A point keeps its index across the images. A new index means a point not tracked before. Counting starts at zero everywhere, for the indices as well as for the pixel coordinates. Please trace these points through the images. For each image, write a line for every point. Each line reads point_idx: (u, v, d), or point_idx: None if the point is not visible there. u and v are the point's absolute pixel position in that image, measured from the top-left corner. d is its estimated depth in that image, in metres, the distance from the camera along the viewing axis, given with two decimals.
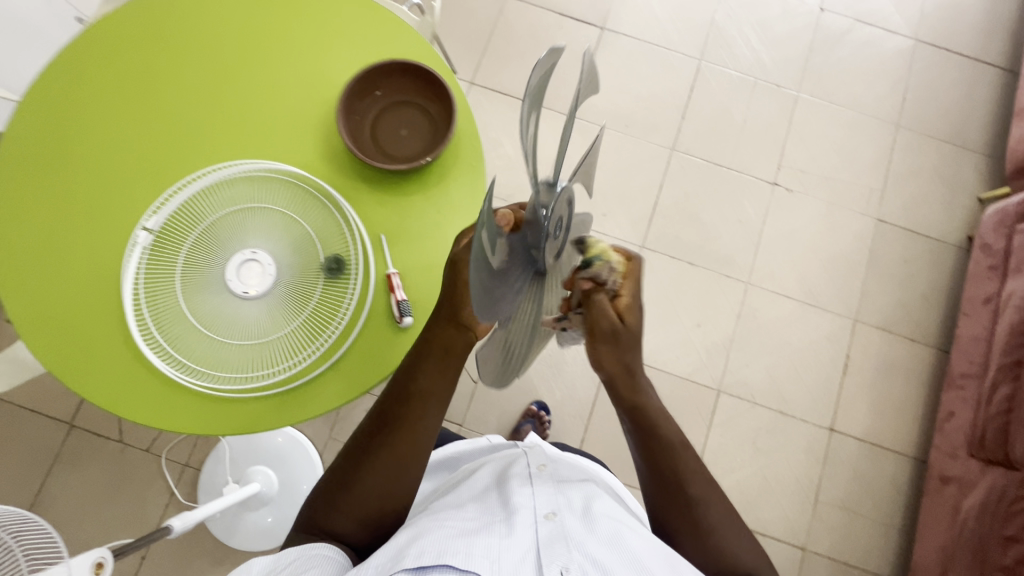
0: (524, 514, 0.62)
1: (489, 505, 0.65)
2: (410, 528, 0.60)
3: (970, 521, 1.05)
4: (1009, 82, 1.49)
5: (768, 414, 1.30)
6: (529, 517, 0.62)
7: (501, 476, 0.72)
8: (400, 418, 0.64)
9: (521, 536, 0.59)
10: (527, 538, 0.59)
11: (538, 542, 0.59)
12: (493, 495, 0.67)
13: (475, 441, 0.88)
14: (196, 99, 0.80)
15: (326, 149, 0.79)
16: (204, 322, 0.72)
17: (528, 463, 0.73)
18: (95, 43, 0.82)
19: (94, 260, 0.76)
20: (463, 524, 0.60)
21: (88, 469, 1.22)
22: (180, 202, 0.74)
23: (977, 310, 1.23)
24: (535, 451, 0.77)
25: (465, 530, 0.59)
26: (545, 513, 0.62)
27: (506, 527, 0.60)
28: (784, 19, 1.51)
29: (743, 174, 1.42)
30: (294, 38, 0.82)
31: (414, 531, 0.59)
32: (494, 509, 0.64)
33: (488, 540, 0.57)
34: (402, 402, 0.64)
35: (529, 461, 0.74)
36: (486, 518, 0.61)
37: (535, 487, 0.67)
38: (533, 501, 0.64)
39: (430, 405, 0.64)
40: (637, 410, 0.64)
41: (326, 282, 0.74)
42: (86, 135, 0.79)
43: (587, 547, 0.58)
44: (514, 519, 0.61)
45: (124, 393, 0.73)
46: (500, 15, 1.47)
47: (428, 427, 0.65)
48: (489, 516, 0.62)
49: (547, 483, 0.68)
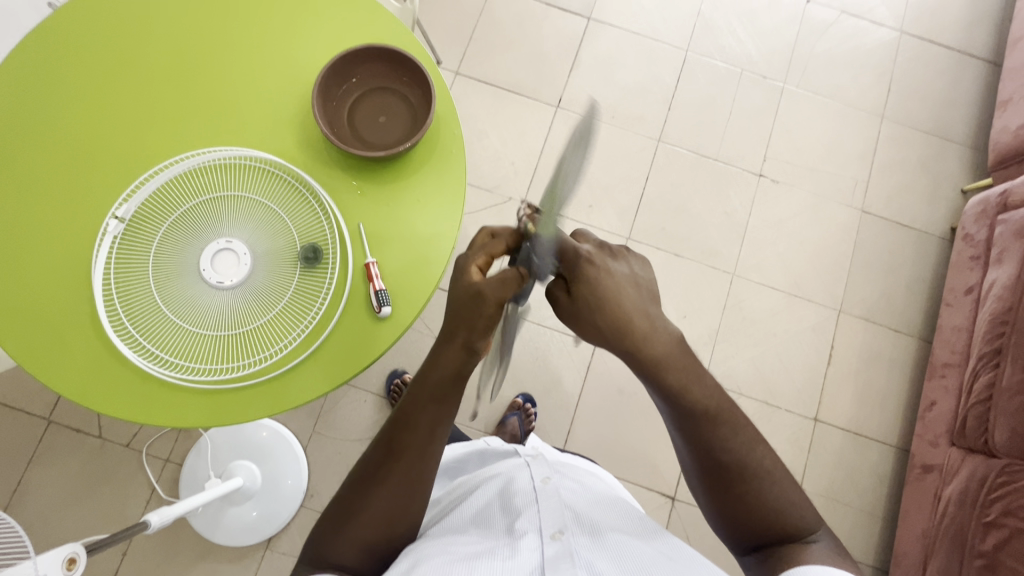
0: (531, 537, 0.63)
1: (496, 531, 0.66)
2: (412, 555, 0.61)
3: (952, 507, 1.06)
4: (992, 74, 1.50)
5: (754, 404, 1.31)
6: (535, 539, 0.63)
7: (506, 494, 0.73)
8: (405, 444, 0.63)
9: (526, 556, 0.59)
10: (531, 558, 0.60)
11: (543, 560, 0.59)
12: (501, 519, 0.68)
13: (474, 445, 0.94)
14: (168, 84, 0.78)
15: (303, 137, 0.78)
16: (178, 312, 0.71)
17: (532, 480, 0.74)
18: (61, 26, 0.79)
19: (63, 249, 0.74)
20: (469, 550, 0.61)
21: (66, 465, 1.20)
22: (152, 190, 0.73)
23: (959, 300, 1.24)
24: (538, 464, 0.79)
25: (471, 554, 0.60)
26: (551, 532, 0.63)
27: (511, 548, 0.61)
28: (771, 10, 1.50)
29: (729, 166, 1.42)
30: (269, 24, 0.80)
31: (417, 558, 0.60)
32: (499, 534, 0.65)
33: (492, 563, 0.58)
34: (408, 428, 0.63)
35: (532, 476, 0.76)
36: (492, 543, 0.63)
37: (541, 507, 0.68)
38: (538, 522, 0.65)
39: (437, 430, 0.63)
40: (655, 378, 0.60)
41: (303, 271, 0.73)
42: (54, 120, 0.77)
43: (593, 563, 0.59)
44: (519, 542, 0.62)
45: (95, 386, 0.71)
46: (485, 4, 1.46)
47: (433, 451, 0.64)
48: (494, 542, 0.63)
49: (552, 501, 0.69)
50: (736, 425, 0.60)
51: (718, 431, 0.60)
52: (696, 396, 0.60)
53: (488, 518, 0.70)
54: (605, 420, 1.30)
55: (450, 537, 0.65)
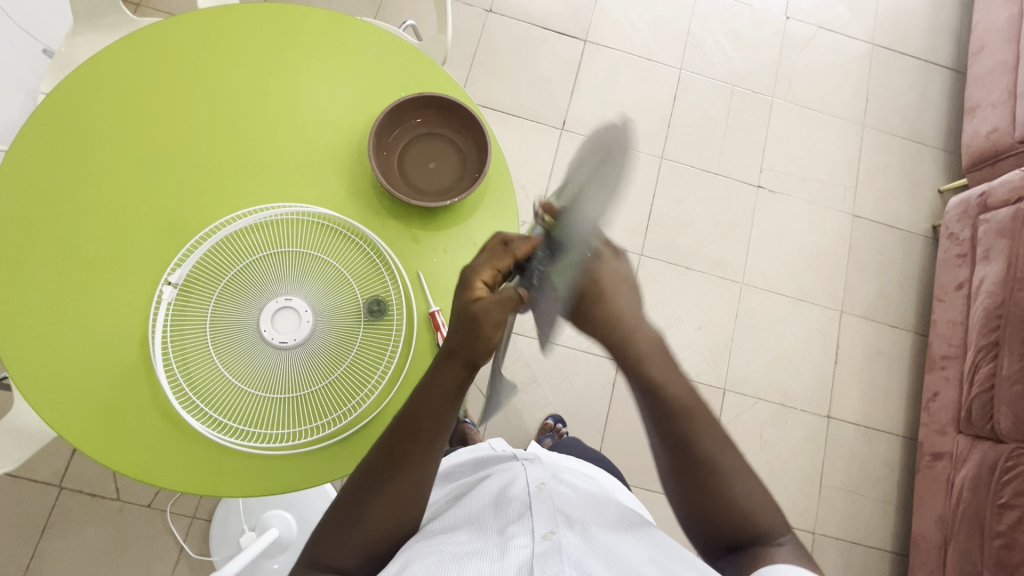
0: (520, 536, 0.61)
1: (485, 531, 0.64)
2: (404, 555, 0.60)
3: (966, 492, 1.14)
4: (957, 81, 1.62)
5: (772, 407, 1.37)
6: (524, 537, 0.61)
7: (499, 496, 0.71)
8: (402, 453, 0.61)
9: (515, 556, 0.58)
10: (520, 557, 0.58)
11: (532, 558, 0.58)
12: (491, 519, 0.66)
13: (477, 453, 0.89)
14: (211, 139, 0.75)
15: (352, 186, 0.77)
16: (242, 377, 0.69)
17: (527, 483, 0.72)
18: (86, 84, 0.75)
19: (114, 320, 0.70)
20: (456, 551, 0.60)
21: (84, 533, 1.14)
22: (204, 252, 0.70)
23: (951, 295, 1.33)
24: (535, 466, 0.76)
25: (459, 556, 0.59)
26: (542, 531, 0.62)
27: (499, 552, 0.60)
28: (754, 28, 1.57)
29: (730, 178, 1.48)
30: (308, 73, 0.79)
31: (407, 560, 0.59)
32: (489, 534, 0.64)
33: (479, 567, 0.57)
34: (405, 437, 0.61)
35: (528, 478, 0.73)
36: (482, 544, 0.61)
37: (532, 507, 0.67)
38: (529, 522, 0.64)
39: (433, 436, 0.62)
40: (632, 371, 0.66)
41: (367, 325, 0.72)
42: (90, 183, 0.73)
43: (582, 560, 0.58)
44: (509, 543, 0.61)
45: (160, 459, 0.69)
46: (483, 30, 1.47)
47: (429, 458, 0.62)
48: (483, 542, 0.62)
49: (545, 501, 0.68)
50: (709, 421, 0.65)
51: (694, 426, 0.64)
52: (672, 393, 0.65)
53: (478, 517, 0.68)
54: (633, 434, 1.33)
55: (439, 536, 0.64)
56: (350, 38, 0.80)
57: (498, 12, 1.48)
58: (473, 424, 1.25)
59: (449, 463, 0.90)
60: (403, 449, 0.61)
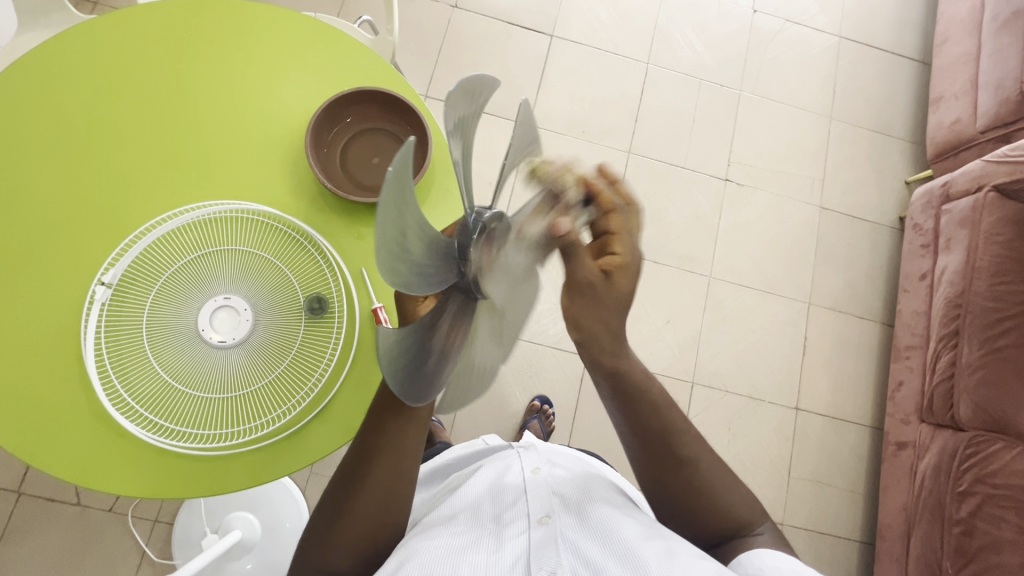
0: (517, 525, 0.62)
1: (483, 520, 0.65)
2: (400, 553, 0.59)
3: (927, 480, 1.15)
4: (923, 73, 1.63)
5: (740, 399, 1.37)
6: (521, 525, 0.62)
7: (493, 485, 0.72)
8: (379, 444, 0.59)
9: (512, 546, 0.58)
10: (518, 546, 0.59)
11: (529, 545, 0.58)
12: (489, 508, 0.67)
13: (471, 445, 0.88)
14: (148, 138, 0.74)
15: (294, 182, 0.76)
16: (177, 377, 0.67)
17: (522, 468, 0.73)
18: (17, 83, 0.74)
19: (49, 322, 0.69)
20: (456, 542, 0.59)
21: (43, 538, 1.12)
22: (139, 252, 0.69)
23: (915, 286, 1.34)
24: (529, 454, 0.77)
25: (457, 548, 0.58)
26: (538, 517, 0.62)
27: (496, 543, 0.60)
28: (722, 21, 1.57)
29: (697, 172, 1.48)
30: (249, 68, 0.77)
31: (404, 556, 0.57)
32: (485, 523, 0.64)
33: (477, 558, 0.57)
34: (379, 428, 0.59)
35: (523, 464, 0.74)
36: (478, 535, 0.61)
37: (528, 494, 0.67)
38: (525, 510, 0.64)
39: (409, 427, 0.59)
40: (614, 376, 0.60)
41: (307, 323, 0.71)
42: (23, 184, 0.72)
43: (579, 545, 0.59)
44: (506, 533, 0.61)
45: (97, 463, 0.68)
46: (449, 25, 1.46)
47: (411, 446, 0.60)
48: (480, 531, 0.62)
49: (540, 486, 0.68)
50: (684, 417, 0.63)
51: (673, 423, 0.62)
52: (654, 392, 0.62)
53: (475, 504, 0.68)
54: (602, 428, 1.33)
55: (433, 529, 0.63)
56: (290, 33, 0.79)
57: (464, 7, 1.48)
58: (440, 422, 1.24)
59: (443, 456, 0.88)
60: (379, 441, 0.59)
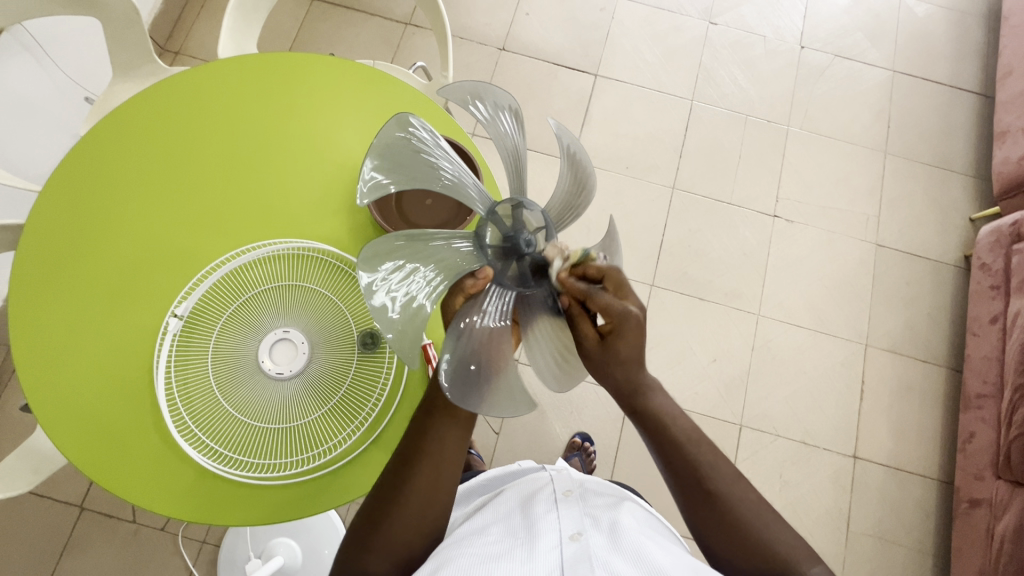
0: (548, 538, 0.60)
1: (515, 528, 0.63)
2: (435, 560, 0.58)
3: (1006, 544, 1.06)
4: (986, 105, 1.57)
5: (792, 445, 1.30)
6: (553, 539, 0.60)
7: (525, 501, 0.69)
8: (420, 450, 0.60)
9: (544, 559, 0.57)
10: (550, 560, 0.57)
11: (562, 562, 0.57)
12: (519, 520, 0.65)
13: (506, 466, 0.86)
14: (226, 177, 0.80)
15: (352, 224, 0.80)
16: (238, 407, 0.70)
17: (554, 489, 0.71)
18: (115, 127, 0.81)
19: (128, 351, 0.75)
20: (487, 552, 0.58)
21: (100, 554, 1.18)
22: (209, 286, 0.72)
23: (985, 329, 1.26)
24: (562, 476, 0.75)
25: (487, 557, 0.58)
26: (570, 534, 0.61)
27: (527, 550, 0.58)
28: (768, 57, 1.57)
29: (743, 208, 1.45)
30: (313, 114, 0.83)
31: (439, 563, 0.57)
32: (518, 531, 0.62)
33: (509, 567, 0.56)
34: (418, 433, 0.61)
35: (555, 487, 0.72)
36: (509, 544, 0.60)
37: (560, 511, 0.65)
38: (557, 524, 0.62)
39: (451, 439, 0.60)
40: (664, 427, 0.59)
41: (360, 358, 0.74)
42: (113, 221, 0.78)
43: (611, 562, 0.56)
44: (537, 544, 0.59)
45: (166, 486, 0.72)
46: (496, 67, 1.52)
47: (450, 457, 0.61)
48: (512, 542, 0.60)
49: (572, 506, 0.66)
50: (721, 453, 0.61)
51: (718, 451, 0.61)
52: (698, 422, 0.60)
53: (507, 518, 0.66)
54: (645, 468, 1.29)
55: (465, 540, 0.62)
56: (356, 81, 0.85)
57: (510, 50, 1.53)
58: (479, 455, 1.23)
59: (477, 478, 0.86)
60: (417, 448, 0.60)
